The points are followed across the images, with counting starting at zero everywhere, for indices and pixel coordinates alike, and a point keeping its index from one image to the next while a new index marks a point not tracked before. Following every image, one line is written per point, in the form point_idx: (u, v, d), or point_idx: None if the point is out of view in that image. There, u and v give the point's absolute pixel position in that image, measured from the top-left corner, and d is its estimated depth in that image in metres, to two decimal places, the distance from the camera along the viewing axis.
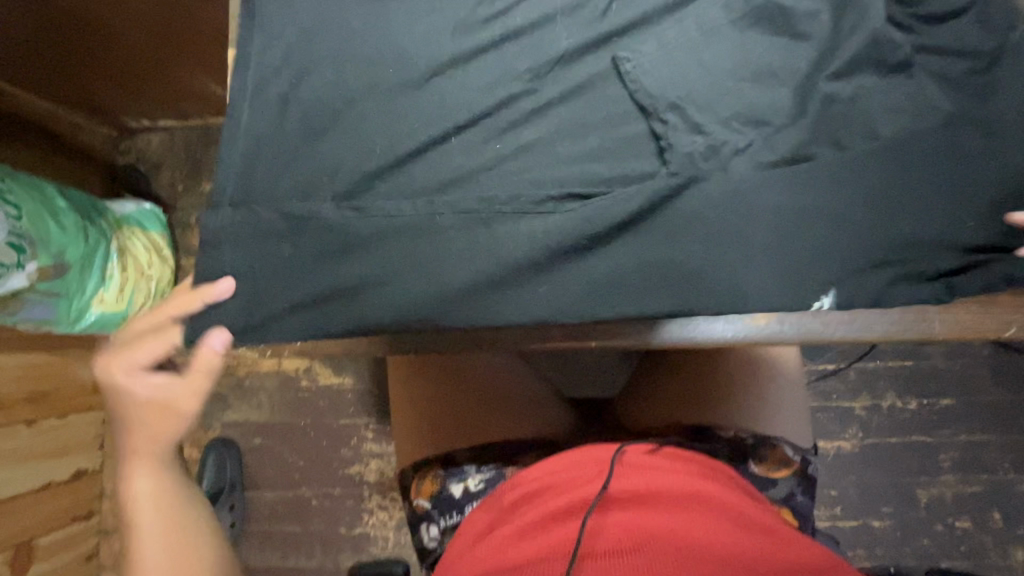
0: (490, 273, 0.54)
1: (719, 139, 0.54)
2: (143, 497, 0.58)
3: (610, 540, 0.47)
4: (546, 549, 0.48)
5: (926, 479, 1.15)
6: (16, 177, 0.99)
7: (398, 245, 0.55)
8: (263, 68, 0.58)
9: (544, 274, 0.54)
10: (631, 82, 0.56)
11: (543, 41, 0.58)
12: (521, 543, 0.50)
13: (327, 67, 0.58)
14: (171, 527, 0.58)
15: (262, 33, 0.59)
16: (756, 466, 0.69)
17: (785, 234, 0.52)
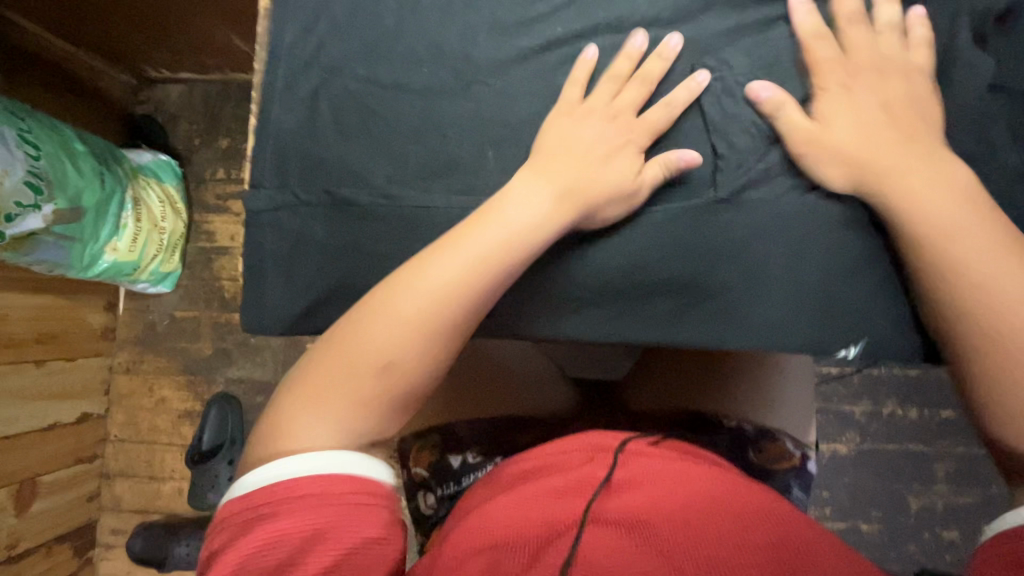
0: (535, 292, 0.54)
1: (754, 158, 0.52)
2: (392, 303, 0.47)
3: (616, 511, 0.46)
4: (551, 513, 0.46)
5: (920, 487, 1.16)
6: (35, 117, 0.98)
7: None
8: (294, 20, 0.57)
9: (568, 265, 0.54)
10: (708, 92, 0.53)
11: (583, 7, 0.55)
12: (525, 502, 0.49)
13: (362, 29, 0.57)
14: (432, 327, 0.47)
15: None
16: (756, 457, 0.69)
17: (820, 272, 0.52)
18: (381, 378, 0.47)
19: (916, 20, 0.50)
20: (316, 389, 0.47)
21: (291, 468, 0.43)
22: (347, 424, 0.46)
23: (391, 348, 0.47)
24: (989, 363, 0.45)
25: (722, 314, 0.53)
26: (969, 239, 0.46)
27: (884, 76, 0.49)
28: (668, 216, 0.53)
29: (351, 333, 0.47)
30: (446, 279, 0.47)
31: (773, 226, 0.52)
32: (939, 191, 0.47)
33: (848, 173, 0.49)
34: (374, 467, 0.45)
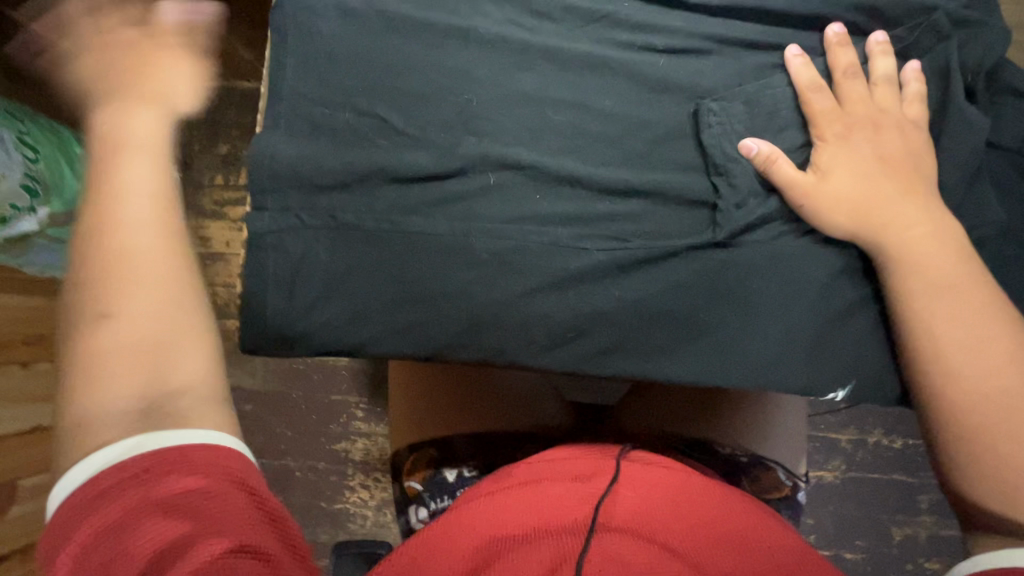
0: (535, 326, 0.54)
1: (753, 201, 0.52)
2: (121, 260, 0.45)
3: (626, 513, 0.46)
4: (561, 513, 0.46)
5: (903, 517, 1.17)
6: (35, 120, 0.98)
7: (439, 282, 0.54)
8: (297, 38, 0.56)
9: (569, 294, 0.53)
10: (710, 136, 0.53)
11: (584, 38, 0.55)
12: (533, 503, 0.48)
13: (353, 48, 0.55)
14: (173, 258, 0.46)
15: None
16: (748, 486, 0.71)
17: (818, 321, 0.52)
18: (121, 321, 0.43)
19: (910, 75, 0.52)
20: (89, 361, 0.42)
21: (111, 457, 0.39)
22: (126, 377, 0.42)
23: (146, 303, 0.44)
24: (954, 416, 0.47)
25: (718, 353, 0.52)
26: (945, 304, 0.48)
27: (873, 131, 0.51)
28: (673, 255, 0.53)
29: (103, 296, 0.43)
30: (161, 220, 0.47)
31: (772, 264, 0.52)
32: (928, 246, 0.49)
33: (845, 221, 0.50)
34: (203, 435, 0.41)
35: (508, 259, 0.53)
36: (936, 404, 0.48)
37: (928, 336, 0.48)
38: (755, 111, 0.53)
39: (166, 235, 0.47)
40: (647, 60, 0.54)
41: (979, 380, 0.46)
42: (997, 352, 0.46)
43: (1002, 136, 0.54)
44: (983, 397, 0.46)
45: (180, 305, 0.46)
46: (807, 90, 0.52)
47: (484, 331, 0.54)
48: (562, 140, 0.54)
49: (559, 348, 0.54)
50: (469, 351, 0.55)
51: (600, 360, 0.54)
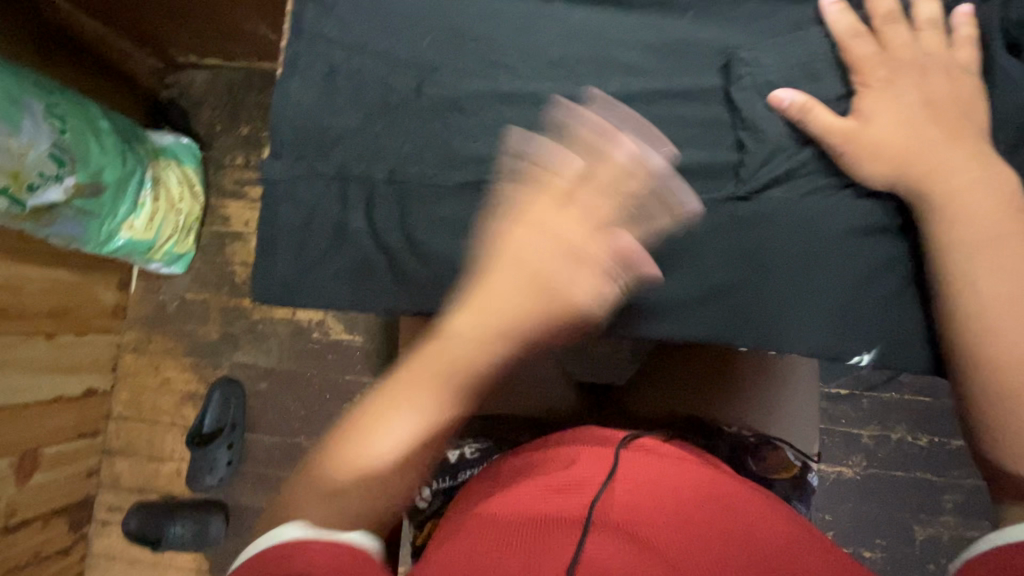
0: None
1: (778, 154, 0.50)
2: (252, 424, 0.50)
3: (619, 511, 0.44)
4: (553, 511, 0.45)
5: (926, 517, 1.13)
6: (63, 93, 1.00)
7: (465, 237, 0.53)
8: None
9: None
10: (739, 89, 0.50)
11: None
12: (524, 501, 0.47)
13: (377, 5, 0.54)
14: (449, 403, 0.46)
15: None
16: (756, 465, 0.67)
17: (842, 275, 0.50)
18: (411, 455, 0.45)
19: (961, 18, 0.49)
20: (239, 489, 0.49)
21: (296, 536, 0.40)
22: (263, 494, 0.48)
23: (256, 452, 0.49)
24: (981, 374, 0.45)
25: (739, 315, 0.51)
26: (977, 260, 0.45)
27: (923, 76, 0.48)
28: (694, 208, 0.51)
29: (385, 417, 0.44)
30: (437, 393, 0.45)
31: (795, 221, 0.50)
32: (972, 192, 0.46)
33: (883, 170, 0.48)
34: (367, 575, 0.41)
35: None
36: (966, 364, 0.46)
37: (965, 293, 0.45)
38: (789, 64, 0.50)
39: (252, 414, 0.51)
40: (676, 14, 0.52)
41: (1010, 336, 0.44)
42: None
43: None
44: (1013, 355, 0.44)
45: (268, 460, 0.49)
46: (846, 38, 0.49)
47: None
48: (584, 95, 0.53)
49: None
50: None
51: (620, 318, 0.52)
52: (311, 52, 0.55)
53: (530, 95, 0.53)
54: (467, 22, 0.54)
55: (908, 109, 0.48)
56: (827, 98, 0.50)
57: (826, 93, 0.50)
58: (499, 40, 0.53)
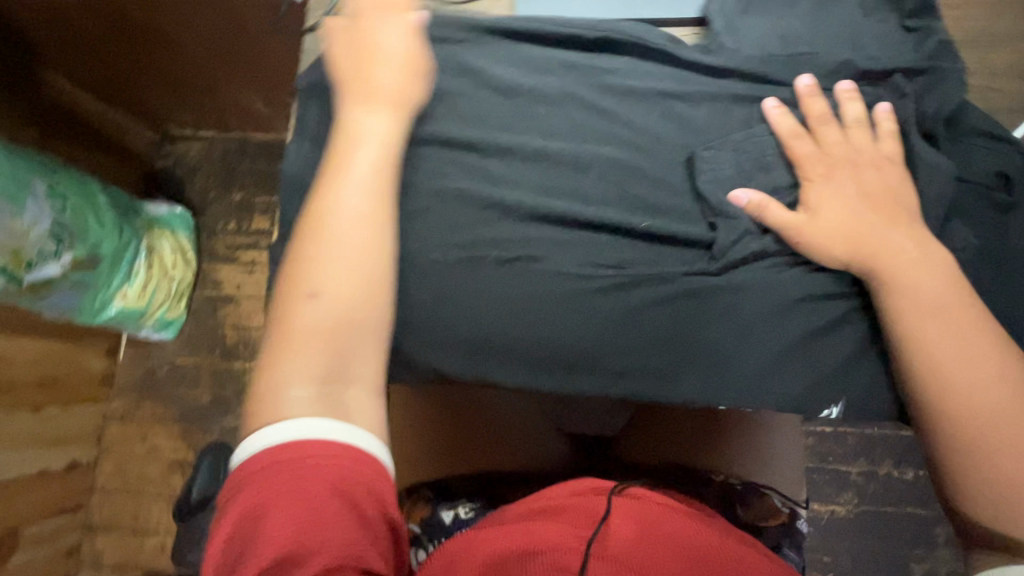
0: (540, 352, 0.51)
1: (743, 229, 0.54)
2: (323, 272, 0.47)
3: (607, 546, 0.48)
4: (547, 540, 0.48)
5: (922, 552, 1.14)
6: (64, 172, 1.03)
7: (459, 317, 0.51)
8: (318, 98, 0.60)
9: (569, 315, 0.52)
10: (704, 182, 0.55)
11: (585, 87, 0.57)
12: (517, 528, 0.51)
13: None
14: (364, 303, 0.47)
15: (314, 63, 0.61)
16: (744, 514, 0.69)
17: (809, 340, 0.53)
18: (323, 300, 0.46)
19: (882, 116, 0.56)
20: (298, 328, 0.45)
21: (286, 433, 0.42)
22: (315, 370, 0.44)
23: (336, 290, 0.47)
24: (951, 433, 0.48)
25: (721, 377, 0.52)
26: (937, 333, 0.49)
27: (855, 166, 0.54)
28: (673, 283, 0.53)
29: (302, 269, 0.47)
30: (332, 278, 0.47)
31: (763, 293, 0.53)
32: (920, 271, 0.50)
33: (835, 250, 0.52)
34: (349, 431, 0.43)
35: (518, 297, 0.52)
36: (943, 429, 0.48)
37: (925, 359, 0.49)
38: (740, 156, 0.56)
39: (338, 264, 0.47)
40: (641, 108, 0.57)
41: (972, 402, 0.47)
42: (987, 374, 0.47)
43: (969, 170, 0.57)
44: (974, 418, 0.47)
45: (349, 307, 0.47)
46: (787, 134, 0.55)
47: (479, 356, 0.51)
48: (567, 185, 0.55)
49: (549, 374, 0.51)
50: (469, 373, 0.52)
51: (591, 374, 0.52)
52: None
53: (516, 188, 0.54)
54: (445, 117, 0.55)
55: (853, 201, 0.53)
56: (777, 184, 0.56)
57: (776, 181, 0.56)
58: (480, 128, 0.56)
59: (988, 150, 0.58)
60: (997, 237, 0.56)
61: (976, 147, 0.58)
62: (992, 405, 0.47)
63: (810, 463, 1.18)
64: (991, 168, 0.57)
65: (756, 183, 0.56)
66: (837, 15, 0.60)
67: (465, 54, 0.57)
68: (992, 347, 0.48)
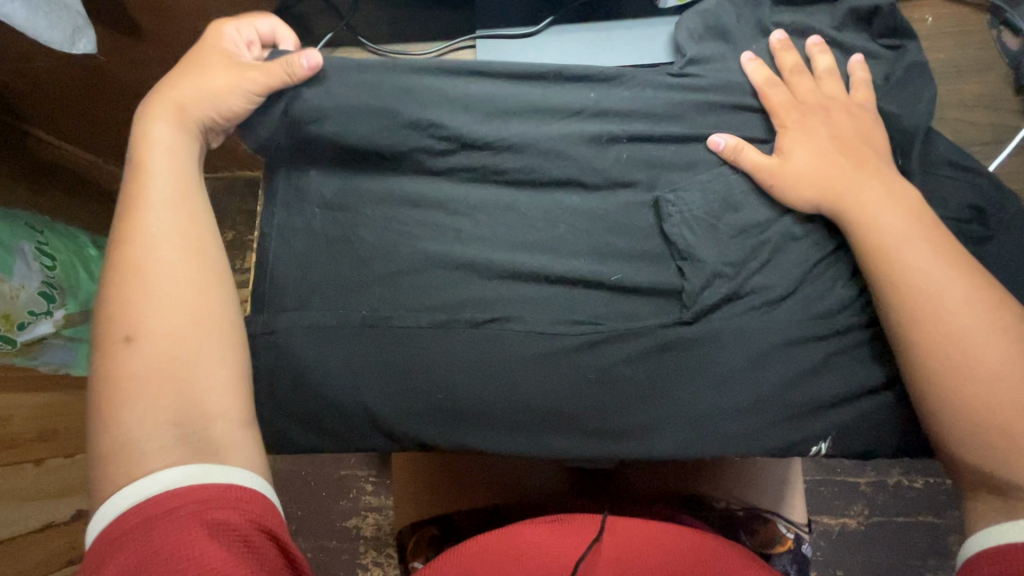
0: (518, 410, 0.51)
1: (715, 272, 0.53)
2: (149, 306, 0.46)
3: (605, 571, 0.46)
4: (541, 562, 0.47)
5: (936, 562, 1.12)
6: (52, 228, 1.04)
7: (427, 375, 0.51)
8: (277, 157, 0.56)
9: (546, 374, 0.51)
10: (670, 227, 0.54)
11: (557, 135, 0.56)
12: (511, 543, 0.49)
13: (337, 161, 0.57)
14: (195, 332, 0.46)
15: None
16: (751, 541, 0.71)
17: (790, 383, 0.52)
18: (146, 340, 0.45)
19: (855, 65, 0.58)
20: (123, 376, 0.43)
21: (168, 481, 0.40)
22: (155, 412, 0.43)
23: (169, 321, 0.46)
24: (946, 420, 0.47)
25: (705, 424, 0.51)
26: (938, 317, 0.47)
27: (827, 202, 0.52)
28: (645, 333, 0.52)
29: (119, 311, 0.45)
30: (165, 314, 0.46)
31: (738, 334, 0.52)
32: (908, 240, 0.49)
33: None
34: (234, 474, 0.42)
35: (485, 354, 0.52)
36: (943, 417, 0.47)
37: (923, 346, 0.48)
38: (711, 199, 0.55)
39: (162, 296, 0.46)
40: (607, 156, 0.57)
41: (975, 389, 0.45)
42: (994, 359, 0.45)
43: (944, 202, 0.56)
44: (974, 405, 0.45)
45: (176, 336, 0.45)
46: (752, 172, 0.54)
47: (458, 419, 0.51)
48: (532, 239, 0.55)
49: (529, 434, 0.51)
50: (449, 437, 0.52)
51: (577, 430, 0.51)
52: (283, 228, 0.56)
53: (484, 245, 0.54)
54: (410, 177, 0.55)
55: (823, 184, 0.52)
56: (749, 222, 0.54)
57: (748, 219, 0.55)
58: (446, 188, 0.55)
59: (961, 181, 0.57)
60: None
61: (951, 176, 0.57)
62: (994, 389, 0.45)
63: (818, 475, 1.16)
64: (963, 200, 0.57)
65: (728, 224, 0.54)
66: (802, 47, 0.59)
67: None
68: (996, 329, 0.46)
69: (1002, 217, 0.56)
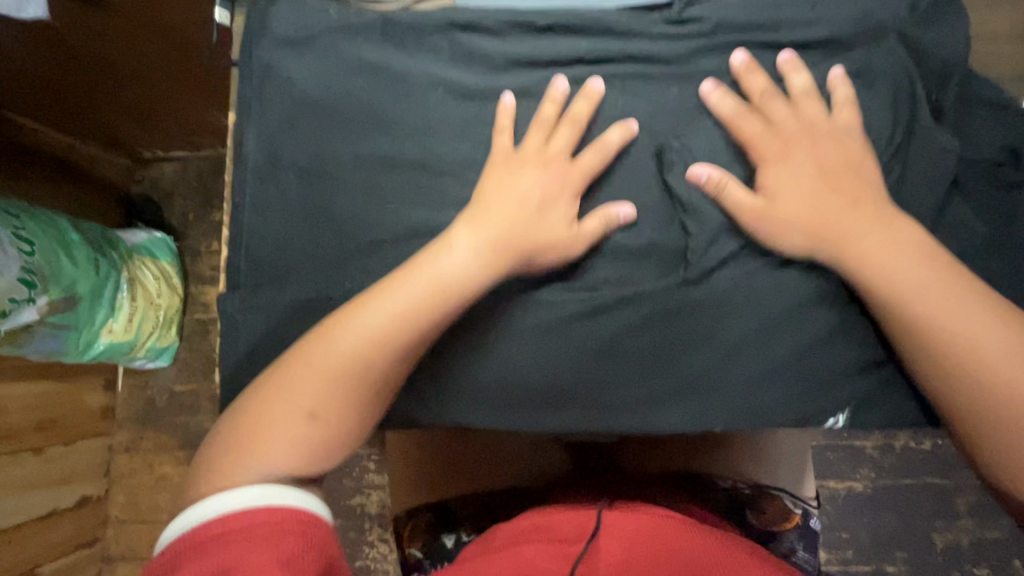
0: (515, 387, 0.49)
1: (721, 228, 0.49)
2: (354, 344, 0.44)
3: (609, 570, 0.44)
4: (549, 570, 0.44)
5: (943, 523, 1.11)
6: (30, 213, 1.00)
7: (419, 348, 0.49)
8: (249, 114, 0.52)
9: (541, 347, 0.49)
10: (674, 178, 0.50)
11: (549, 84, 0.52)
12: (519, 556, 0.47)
13: (312, 114, 0.52)
14: (360, 385, 0.45)
15: (245, 71, 0.53)
16: (755, 519, 0.69)
17: (801, 346, 0.49)
18: (327, 386, 0.44)
19: (836, 80, 0.49)
20: (308, 400, 0.44)
21: (233, 503, 0.40)
22: (301, 445, 0.44)
23: (348, 369, 0.44)
24: (966, 417, 0.45)
25: (714, 395, 0.49)
26: (930, 311, 0.44)
27: (843, 145, 0.48)
28: (648, 298, 0.49)
29: (336, 328, 0.45)
30: (351, 361, 0.44)
31: (749, 297, 0.49)
32: (899, 258, 0.45)
33: (803, 242, 0.47)
34: (289, 495, 0.42)
35: (475, 325, 0.49)
36: (958, 411, 0.45)
37: (920, 349, 0.45)
38: (718, 148, 0.50)
39: (366, 337, 0.44)
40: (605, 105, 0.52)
41: (975, 382, 0.44)
42: (995, 349, 0.43)
43: (971, 145, 0.52)
44: (984, 403, 0.43)
45: (356, 387, 0.45)
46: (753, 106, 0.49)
47: (448, 396, 0.50)
48: None
49: (525, 413, 0.49)
50: (444, 417, 0.50)
51: (576, 405, 0.49)
52: (259, 195, 0.52)
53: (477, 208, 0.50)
54: (393, 134, 0.51)
55: (812, 195, 0.47)
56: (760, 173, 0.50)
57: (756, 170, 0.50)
58: (433, 143, 0.51)
59: (989, 121, 0.53)
60: (1005, 218, 0.51)
61: (980, 116, 0.53)
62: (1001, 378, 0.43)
63: (824, 441, 1.14)
64: (993, 143, 0.53)
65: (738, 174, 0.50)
66: None
67: (402, 59, 0.52)
68: (986, 322, 0.44)
69: None
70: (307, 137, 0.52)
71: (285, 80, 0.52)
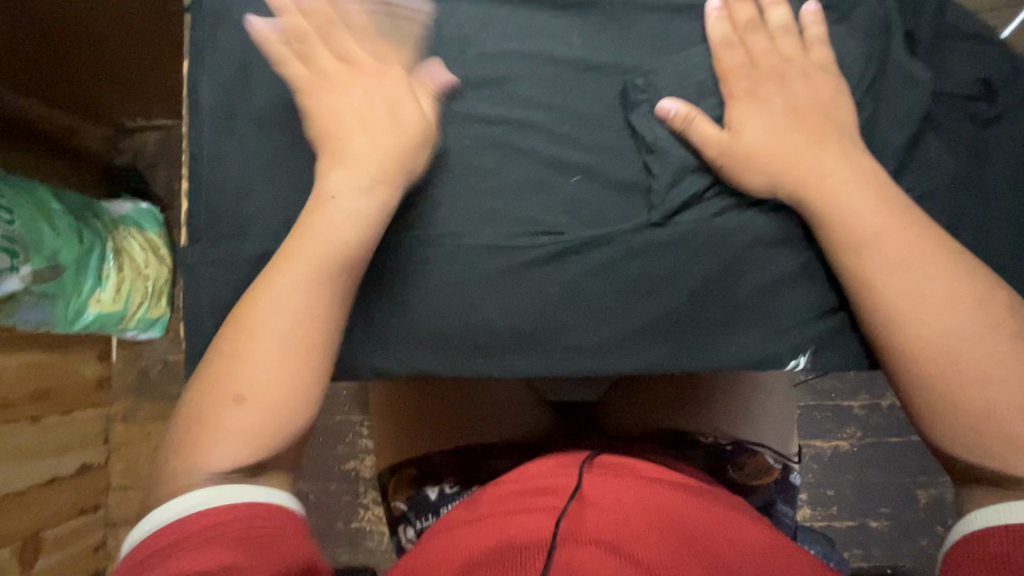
0: (472, 337, 0.49)
1: (684, 169, 0.48)
2: (269, 323, 0.43)
3: (595, 528, 0.43)
4: (524, 534, 0.43)
5: (928, 479, 1.13)
6: (8, 182, 0.99)
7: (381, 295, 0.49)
8: (204, 61, 0.51)
9: (495, 296, 0.48)
10: (637, 118, 0.49)
11: (508, 22, 0.50)
12: (495, 522, 0.46)
13: (267, 57, 0.50)
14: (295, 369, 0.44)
15: (198, 16, 0.51)
16: (735, 473, 0.69)
17: (766, 287, 0.48)
18: (258, 367, 0.43)
19: (809, 18, 0.48)
20: (221, 384, 0.43)
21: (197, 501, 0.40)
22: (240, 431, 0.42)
23: (272, 348, 0.43)
24: (904, 361, 0.43)
25: (678, 339, 0.49)
26: (883, 245, 0.43)
27: (814, 80, 0.47)
28: (607, 242, 0.48)
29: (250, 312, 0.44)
30: (281, 337, 0.43)
31: (713, 240, 0.48)
32: (852, 195, 0.44)
33: (764, 180, 0.46)
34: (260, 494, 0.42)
35: (434, 272, 0.49)
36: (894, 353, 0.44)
37: (869, 288, 0.44)
38: (685, 85, 0.49)
39: (285, 318, 0.43)
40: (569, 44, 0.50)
41: (923, 324, 0.42)
42: (939, 291, 0.42)
43: (947, 80, 0.50)
44: (924, 344, 0.42)
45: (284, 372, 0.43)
46: (719, 47, 0.48)
47: (405, 344, 0.49)
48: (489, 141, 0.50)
49: (483, 360, 0.49)
50: (406, 367, 0.50)
51: (536, 353, 0.49)
52: (217, 144, 0.51)
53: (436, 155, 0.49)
54: None
55: (773, 130, 0.46)
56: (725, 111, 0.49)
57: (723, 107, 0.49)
58: None
59: (968, 54, 0.51)
60: (980, 154, 0.50)
61: (959, 49, 0.51)
62: (945, 321, 0.41)
63: (812, 401, 1.15)
64: (969, 78, 0.51)
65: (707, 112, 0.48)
66: None
67: None
68: (938, 269, 0.42)
69: (1015, 92, 0.51)
70: (264, 81, 0.50)
71: (241, 22, 0.50)
